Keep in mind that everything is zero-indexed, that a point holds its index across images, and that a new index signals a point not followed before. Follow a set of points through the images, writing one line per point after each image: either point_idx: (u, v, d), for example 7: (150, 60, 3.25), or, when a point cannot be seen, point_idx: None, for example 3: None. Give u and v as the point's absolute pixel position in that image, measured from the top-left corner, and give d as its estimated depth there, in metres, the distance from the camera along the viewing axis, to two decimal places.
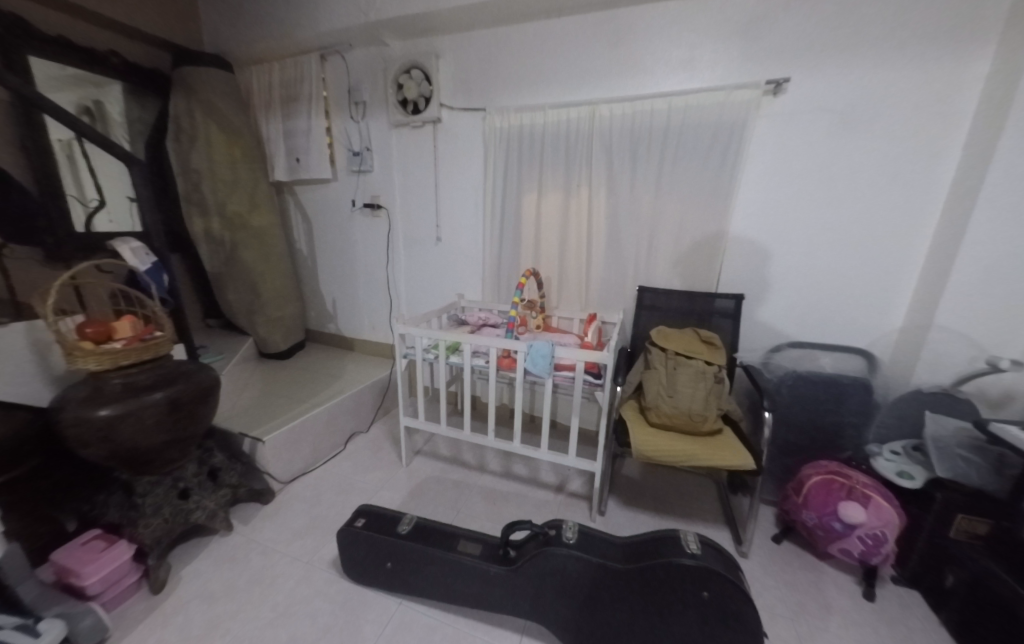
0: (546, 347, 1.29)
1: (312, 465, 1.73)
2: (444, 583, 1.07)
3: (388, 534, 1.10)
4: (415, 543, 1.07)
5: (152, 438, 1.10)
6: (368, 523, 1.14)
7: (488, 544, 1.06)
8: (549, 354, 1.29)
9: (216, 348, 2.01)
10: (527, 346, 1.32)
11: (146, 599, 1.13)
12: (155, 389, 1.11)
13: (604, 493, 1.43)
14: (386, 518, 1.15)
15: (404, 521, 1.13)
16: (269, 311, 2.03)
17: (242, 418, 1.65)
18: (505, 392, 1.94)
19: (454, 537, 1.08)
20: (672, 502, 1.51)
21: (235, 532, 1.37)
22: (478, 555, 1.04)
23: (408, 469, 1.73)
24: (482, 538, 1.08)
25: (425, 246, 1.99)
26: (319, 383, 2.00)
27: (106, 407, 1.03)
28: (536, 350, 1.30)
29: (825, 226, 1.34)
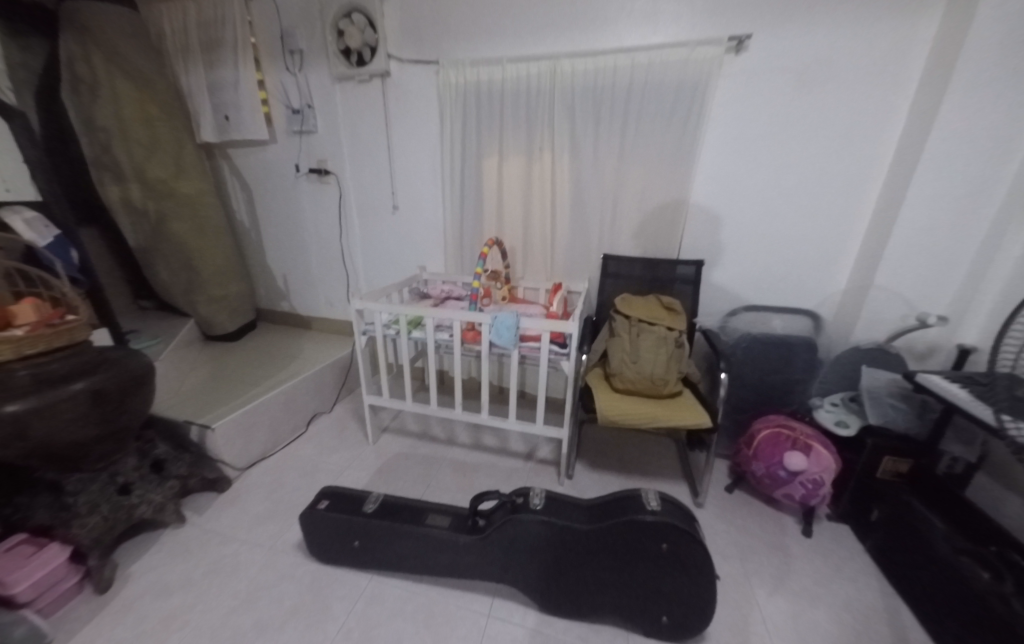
0: (513, 318, 1.26)
1: (271, 449, 1.65)
2: (414, 556, 1.07)
3: (354, 514, 1.08)
4: (383, 521, 1.05)
5: (76, 432, 1.00)
6: (332, 504, 1.11)
7: (457, 516, 1.06)
8: (514, 325, 1.27)
9: (151, 331, 1.83)
10: (492, 318, 1.29)
11: (90, 600, 1.06)
12: (75, 379, 1.01)
13: (572, 457, 1.47)
14: (351, 498, 1.13)
15: (370, 500, 1.11)
16: (211, 289, 1.87)
17: (188, 405, 1.54)
18: (472, 365, 1.92)
19: (422, 511, 1.08)
20: (635, 462, 1.58)
21: (188, 523, 1.31)
22: (447, 526, 1.04)
23: (375, 447, 1.70)
24: (451, 510, 1.09)
25: (382, 215, 1.87)
26: (275, 365, 1.89)
27: (14, 401, 0.91)
28: (500, 321, 1.27)
29: (780, 191, 1.37)
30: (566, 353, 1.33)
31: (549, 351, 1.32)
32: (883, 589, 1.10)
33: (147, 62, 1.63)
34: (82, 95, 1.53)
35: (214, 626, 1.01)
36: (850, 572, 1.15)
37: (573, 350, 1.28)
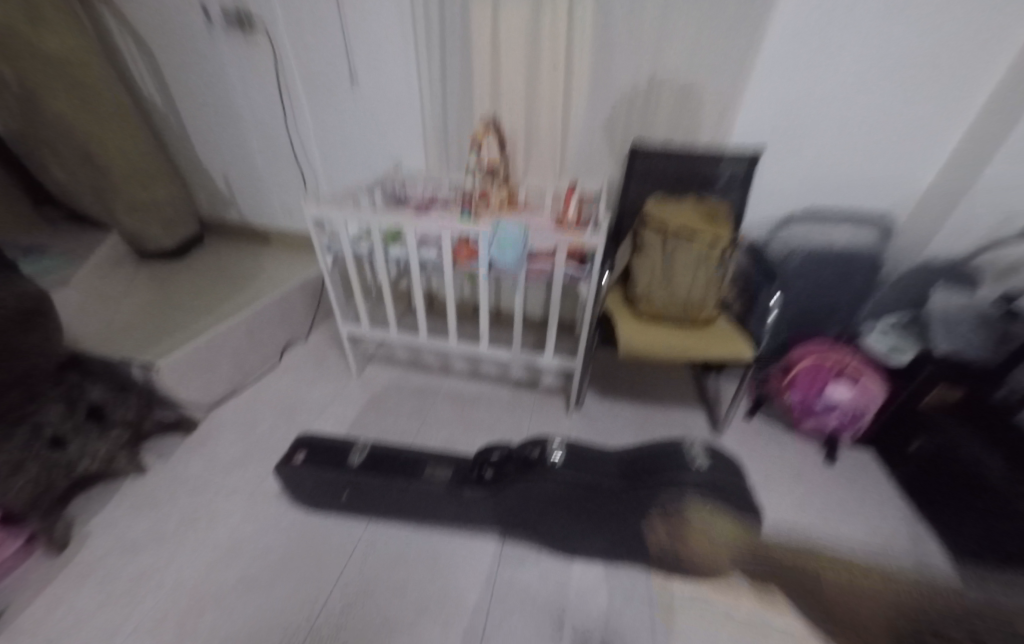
0: (525, 230, 1.02)
1: (240, 383, 1.46)
2: (413, 506, 0.95)
3: (337, 468, 0.92)
4: (372, 475, 0.91)
5: None
6: (310, 456, 0.95)
7: (460, 466, 0.93)
8: (523, 240, 1.03)
9: (63, 248, 1.52)
10: (494, 227, 1.03)
11: (47, 562, 0.97)
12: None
13: (583, 388, 1.32)
14: (333, 449, 0.97)
15: (356, 451, 0.96)
16: (133, 193, 1.55)
17: (127, 342, 1.31)
18: (466, 283, 1.67)
19: (419, 462, 0.94)
20: (649, 389, 1.45)
21: (153, 471, 1.19)
22: (449, 479, 0.90)
23: (360, 378, 1.52)
24: (452, 459, 0.95)
25: (336, 88, 1.41)
26: (232, 288, 1.62)
27: None
28: (505, 234, 1.03)
29: (870, 93, 1.06)
30: (584, 274, 1.08)
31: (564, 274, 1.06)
32: (910, 518, 1.05)
33: None
34: None
35: (193, 583, 0.93)
36: (875, 501, 1.09)
37: (594, 271, 1.02)
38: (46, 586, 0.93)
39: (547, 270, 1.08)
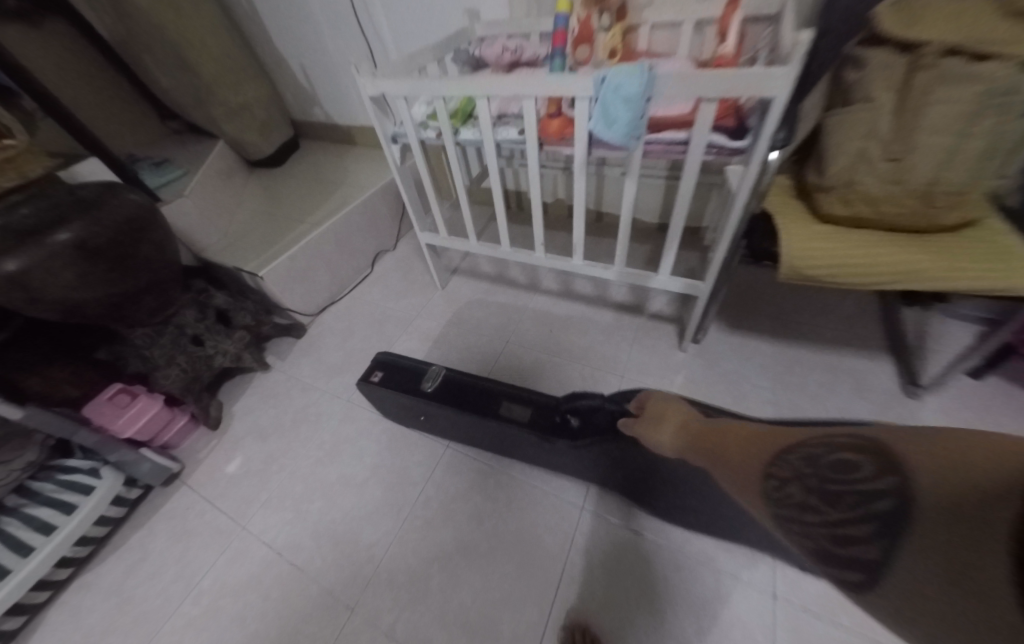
0: (649, 75, 0.59)
1: (338, 293, 1.51)
2: (490, 439, 0.86)
3: (410, 392, 0.85)
4: (444, 404, 0.82)
5: (100, 287, 0.91)
6: (386, 376, 0.90)
7: (541, 407, 0.78)
8: (644, 97, 0.61)
9: (185, 159, 1.62)
10: (597, 78, 0.63)
11: (207, 435, 1.18)
12: (60, 228, 0.84)
13: (705, 318, 1.01)
14: (406, 373, 0.89)
15: (429, 377, 0.86)
16: (226, 94, 1.55)
17: (237, 249, 1.39)
18: (559, 182, 1.38)
19: (495, 397, 0.81)
20: (801, 322, 1.07)
21: (274, 368, 1.32)
22: (529, 421, 0.76)
23: (445, 292, 1.44)
24: (532, 398, 0.79)
25: None
26: (323, 195, 1.61)
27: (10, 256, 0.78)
28: (617, 87, 0.60)
29: None
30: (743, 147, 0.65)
31: (707, 149, 0.67)
32: None
33: None
34: None
35: (304, 473, 1.02)
36: None
37: (761, 136, 0.59)
38: (206, 456, 1.13)
39: (683, 143, 0.69)
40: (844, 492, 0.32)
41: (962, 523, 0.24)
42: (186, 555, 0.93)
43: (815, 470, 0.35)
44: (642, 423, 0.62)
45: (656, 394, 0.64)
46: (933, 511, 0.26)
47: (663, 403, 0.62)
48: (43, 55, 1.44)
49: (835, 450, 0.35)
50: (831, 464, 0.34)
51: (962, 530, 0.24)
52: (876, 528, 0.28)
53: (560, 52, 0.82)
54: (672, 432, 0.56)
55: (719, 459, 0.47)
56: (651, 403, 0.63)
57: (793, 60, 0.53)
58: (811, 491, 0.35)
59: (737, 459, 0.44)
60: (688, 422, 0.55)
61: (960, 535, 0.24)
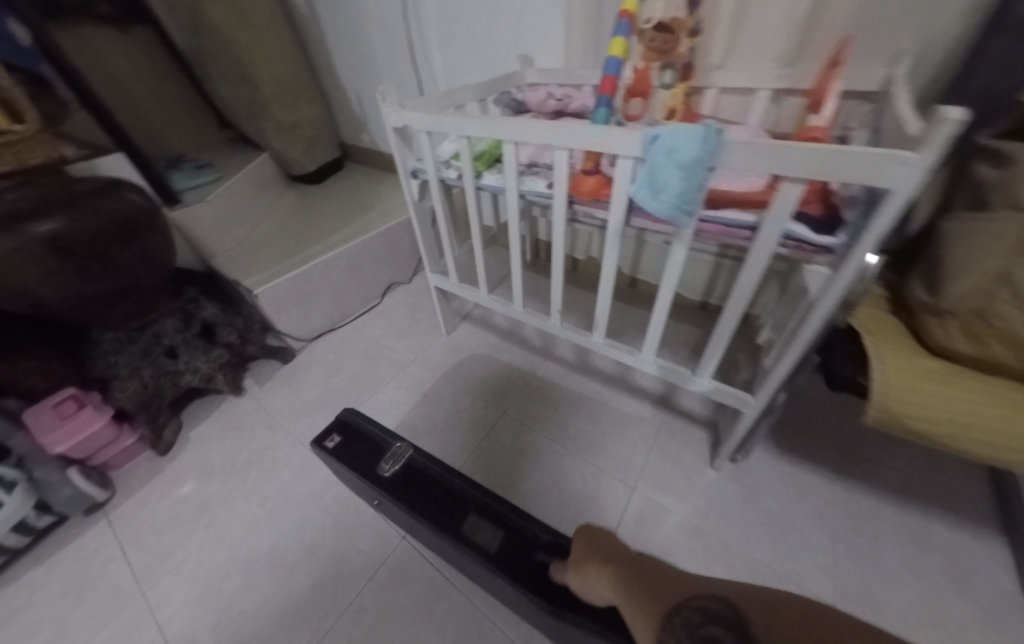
0: (716, 141, 0.45)
1: (338, 319, 1.42)
2: (446, 555, 0.68)
3: (364, 472, 0.70)
4: (400, 501, 0.66)
5: (69, 288, 0.82)
6: (343, 443, 0.75)
7: (515, 535, 0.61)
8: (707, 166, 0.46)
9: (225, 166, 1.64)
10: (646, 135, 0.49)
11: (153, 461, 1.05)
12: (42, 219, 0.76)
13: (748, 440, 0.83)
14: (366, 446, 0.74)
15: (390, 457, 0.71)
16: (278, 111, 1.56)
17: (244, 261, 1.33)
18: (592, 241, 1.26)
19: (461, 505, 0.64)
20: (867, 461, 0.87)
21: (249, 394, 1.21)
22: (497, 552, 0.59)
23: (449, 339, 1.32)
24: (507, 518, 0.62)
25: None
26: (348, 218, 1.56)
27: None
28: (671, 152, 0.47)
29: None
30: (837, 244, 0.49)
31: (785, 240, 0.52)
32: None
33: None
34: None
35: (235, 534, 0.86)
36: None
37: (864, 237, 0.43)
38: (145, 484, 0.99)
39: (751, 228, 0.53)
40: None
41: None
42: (73, 616, 0.77)
43: (700, 628, 0.37)
44: (572, 563, 0.53)
45: (591, 529, 0.57)
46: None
47: (597, 537, 0.55)
48: (118, 56, 1.49)
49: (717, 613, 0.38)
50: (717, 632, 0.36)
51: None
52: None
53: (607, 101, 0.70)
54: (595, 577, 0.49)
55: (626, 608, 0.45)
56: (584, 537, 0.56)
57: (932, 144, 0.36)
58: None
59: (641, 611, 0.43)
60: (608, 556, 0.50)
61: None
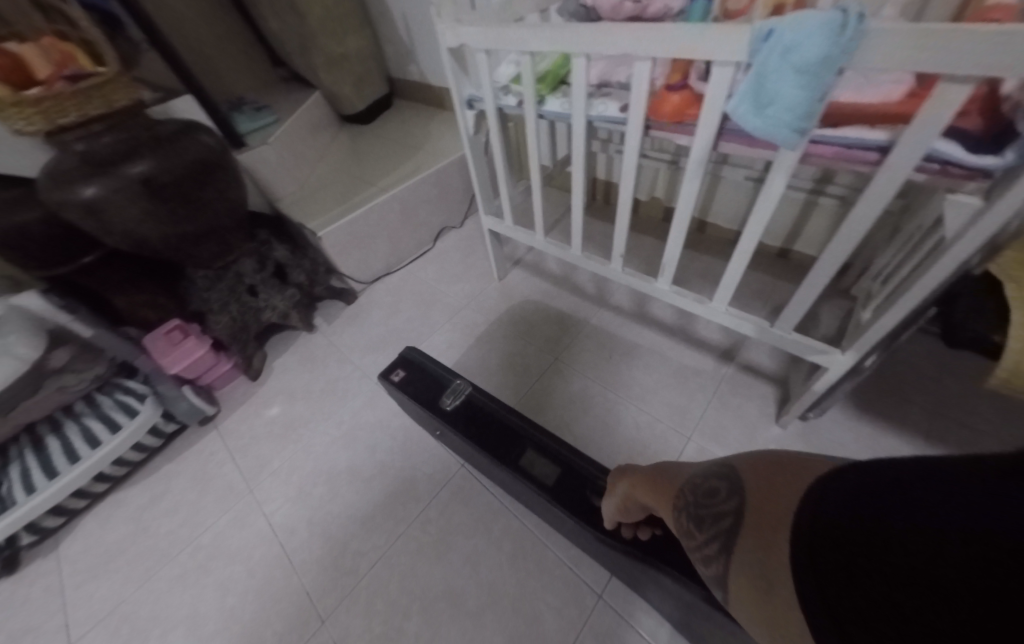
0: (854, 28, 0.36)
1: (394, 263, 1.45)
2: (502, 483, 0.73)
3: (427, 404, 0.74)
4: (462, 432, 0.69)
5: (164, 227, 0.89)
6: (407, 376, 0.79)
7: (571, 471, 0.63)
8: (836, 66, 0.38)
9: (282, 107, 1.65)
10: (756, 30, 0.41)
11: (245, 385, 1.20)
12: (135, 160, 0.82)
13: (827, 399, 0.76)
14: (428, 381, 0.77)
15: (451, 392, 0.75)
16: (327, 44, 1.51)
17: (306, 204, 1.37)
18: (659, 178, 1.15)
19: (518, 440, 0.67)
20: (964, 430, 0.78)
21: (319, 331, 1.31)
22: (554, 486, 0.62)
23: (502, 284, 1.31)
24: (562, 455, 0.64)
25: None
26: (400, 158, 1.54)
27: (89, 183, 0.78)
28: (789, 49, 0.38)
29: None
30: (1002, 164, 0.39)
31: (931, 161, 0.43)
32: None
33: None
34: None
35: (317, 451, 0.98)
36: None
37: None
38: (241, 404, 1.13)
39: (880, 149, 0.44)
40: (713, 518, 0.32)
41: (771, 525, 0.26)
42: (197, 502, 0.92)
43: (702, 486, 0.36)
44: (609, 492, 0.54)
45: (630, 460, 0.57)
46: (770, 508, 0.27)
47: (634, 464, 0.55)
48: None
49: (719, 469, 0.36)
50: (713, 485, 0.35)
51: (762, 545, 0.26)
52: (728, 542, 0.29)
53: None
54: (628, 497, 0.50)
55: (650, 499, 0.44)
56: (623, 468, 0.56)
57: None
58: (693, 507, 0.35)
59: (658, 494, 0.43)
60: (635, 470, 0.51)
61: (772, 528, 0.26)
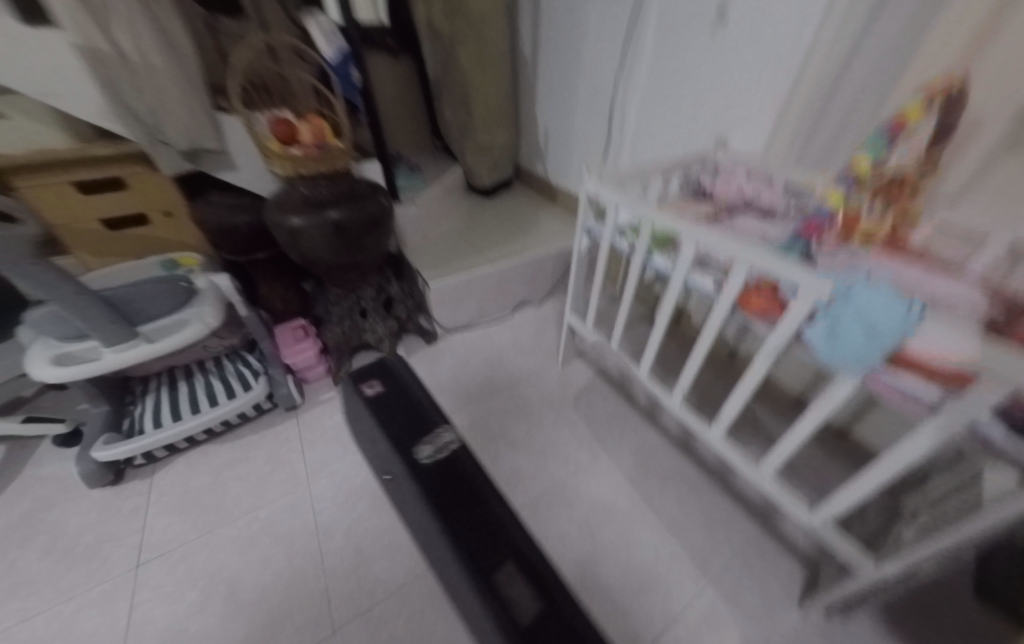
0: (910, 322, 0.49)
1: (475, 320, 1.65)
2: (457, 587, 0.74)
3: (407, 450, 0.85)
4: (432, 489, 0.78)
5: (329, 255, 1.19)
6: (389, 388, 1.00)
7: (546, 606, 0.65)
8: (897, 338, 0.50)
9: (430, 171, 2.02)
10: (839, 288, 0.55)
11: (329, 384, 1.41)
12: (333, 208, 1.12)
13: (856, 604, 0.76)
14: (415, 421, 0.92)
15: (430, 445, 0.87)
16: (480, 136, 1.87)
17: (427, 255, 1.62)
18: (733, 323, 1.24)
19: (499, 543, 0.72)
20: None
21: (399, 359, 1.51)
22: (526, 625, 0.63)
23: (563, 370, 1.44)
24: (537, 574, 0.69)
25: (697, 36, 1.14)
26: (511, 236, 1.78)
27: (294, 217, 1.10)
28: (863, 311, 0.52)
29: None
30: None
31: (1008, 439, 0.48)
32: None
33: None
34: None
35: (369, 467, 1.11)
36: None
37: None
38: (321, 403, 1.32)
39: (927, 403, 0.53)
40: None
41: None
42: (265, 476, 1.08)
43: None
44: None
45: None
46: None
47: None
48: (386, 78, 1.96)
49: None
50: None
51: None
52: None
53: (805, 241, 0.75)
54: None
55: None
56: None
57: None
58: None
59: None
60: None
61: None
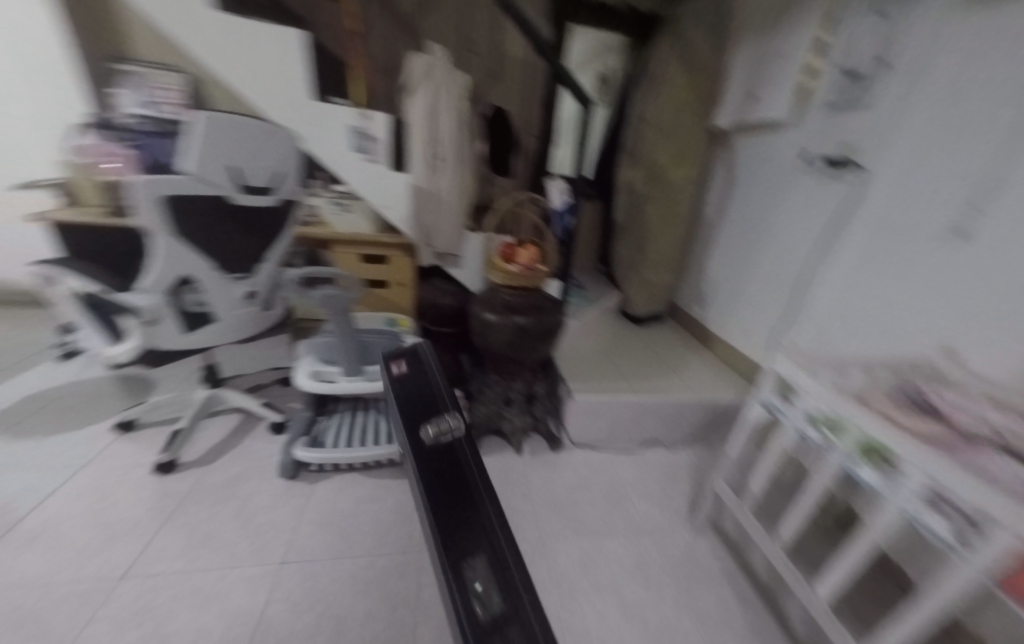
0: None
1: (601, 444, 1.63)
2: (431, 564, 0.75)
3: (415, 423, 0.87)
4: (424, 466, 0.80)
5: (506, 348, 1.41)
6: (412, 368, 1.00)
7: (515, 614, 0.61)
8: None
9: (593, 293, 2.22)
10: None
11: None
12: (521, 314, 1.37)
13: None
14: (424, 400, 0.93)
15: (435, 422, 0.87)
16: (648, 274, 2.01)
17: (574, 365, 1.72)
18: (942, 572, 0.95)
19: (478, 536, 0.71)
20: None
21: (522, 456, 1.55)
22: (487, 623, 0.60)
23: (691, 540, 1.27)
24: (507, 576, 0.66)
25: (921, 242, 1.11)
26: (658, 369, 1.78)
27: (492, 313, 1.38)
28: None
29: None
30: None
31: None
32: None
33: (709, 48, 1.73)
34: (649, 91, 1.84)
35: None
36: None
37: None
38: None
39: None
40: None
41: None
42: (387, 529, 1.17)
43: None
44: None
45: None
46: None
47: None
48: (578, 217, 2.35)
49: None
50: None
51: None
52: None
53: None
54: None
55: None
56: None
57: None
58: None
59: None
60: None
61: None
